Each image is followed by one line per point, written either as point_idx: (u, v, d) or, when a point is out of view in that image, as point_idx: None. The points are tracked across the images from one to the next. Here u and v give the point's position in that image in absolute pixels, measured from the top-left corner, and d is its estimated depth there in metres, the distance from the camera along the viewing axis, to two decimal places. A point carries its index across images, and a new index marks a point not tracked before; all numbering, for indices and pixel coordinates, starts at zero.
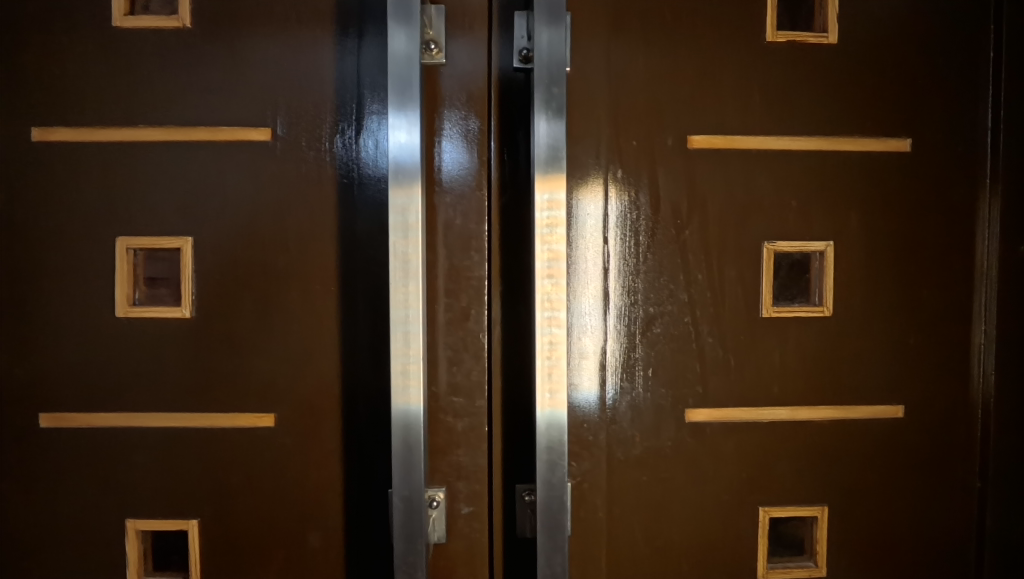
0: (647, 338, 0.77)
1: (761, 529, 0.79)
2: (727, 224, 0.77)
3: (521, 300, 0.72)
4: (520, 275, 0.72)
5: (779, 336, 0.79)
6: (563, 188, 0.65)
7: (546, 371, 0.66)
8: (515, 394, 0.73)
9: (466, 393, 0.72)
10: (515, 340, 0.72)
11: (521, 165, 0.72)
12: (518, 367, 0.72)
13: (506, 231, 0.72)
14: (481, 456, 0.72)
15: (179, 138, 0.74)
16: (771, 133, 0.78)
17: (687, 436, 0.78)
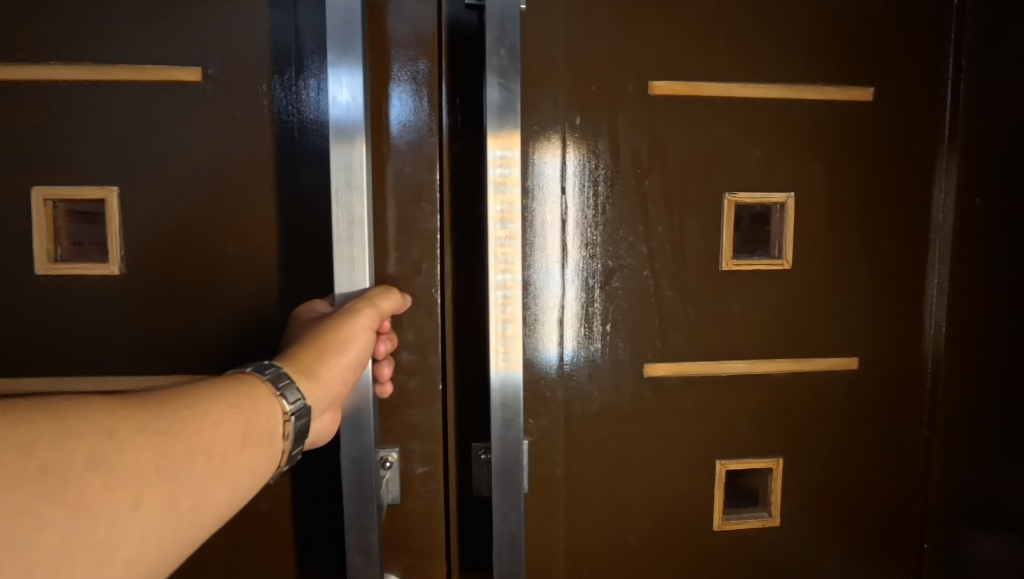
0: (607, 293, 0.75)
1: (717, 481, 0.80)
2: (689, 175, 0.75)
3: (476, 256, 0.70)
4: (475, 229, 0.70)
5: (739, 289, 0.78)
6: (517, 145, 0.62)
7: (501, 332, 0.63)
8: (471, 350, 0.71)
9: (419, 350, 0.69)
10: (470, 295, 0.70)
11: (475, 112, 0.69)
12: (472, 323, 0.70)
13: (459, 181, 0.69)
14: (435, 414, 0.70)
15: (98, 77, 0.68)
16: (735, 80, 0.75)
17: (646, 390, 0.77)
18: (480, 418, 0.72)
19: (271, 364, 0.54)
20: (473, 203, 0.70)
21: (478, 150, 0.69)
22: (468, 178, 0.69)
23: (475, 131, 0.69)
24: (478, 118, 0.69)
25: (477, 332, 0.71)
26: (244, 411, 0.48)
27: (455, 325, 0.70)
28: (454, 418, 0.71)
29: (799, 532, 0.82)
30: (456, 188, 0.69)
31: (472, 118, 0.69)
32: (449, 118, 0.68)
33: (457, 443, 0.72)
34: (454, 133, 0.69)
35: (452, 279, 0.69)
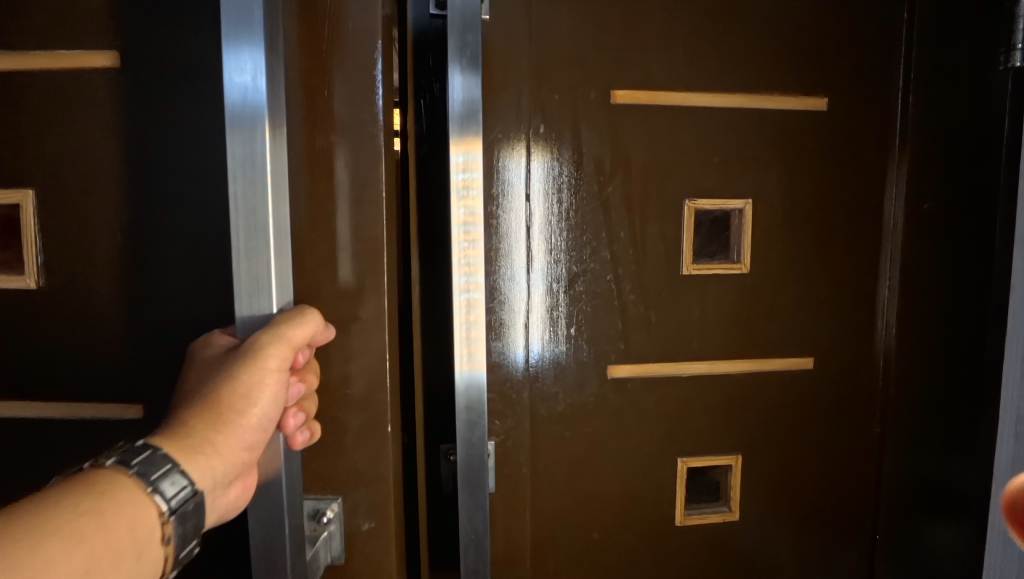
0: (571, 295, 0.77)
1: (680, 477, 0.82)
2: (650, 181, 0.77)
3: (441, 260, 0.71)
4: (439, 233, 0.71)
5: (698, 291, 0.80)
6: (478, 149, 0.63)
7: (464, 334, 0.64)
8: (435, 352, 0.73)
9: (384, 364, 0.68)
10: (437, 299, 0.72)
11: (439, 119, 0.70)
12: (438, 325, 0.72)
13: (424, 187, 0.70)
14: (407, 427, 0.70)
15: (7, 65, 0.63)
16: (694, 89, 0.78)
17: (609, 391, 0.80)
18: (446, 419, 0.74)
19: (144, 447, 0.44)
20: (438, 208, 0.71)
21: (442, 156, 0.70)
22: (433, 183, 0.71)
23: (440, 137, 0.70)
24: (442, 125, 0.70)
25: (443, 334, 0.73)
26: (89, 539, 0.38)
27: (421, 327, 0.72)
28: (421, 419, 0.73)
29: (759, 525, 0.85)
30: (421, 193, 0.70)
31: (436, 125, 0.70)
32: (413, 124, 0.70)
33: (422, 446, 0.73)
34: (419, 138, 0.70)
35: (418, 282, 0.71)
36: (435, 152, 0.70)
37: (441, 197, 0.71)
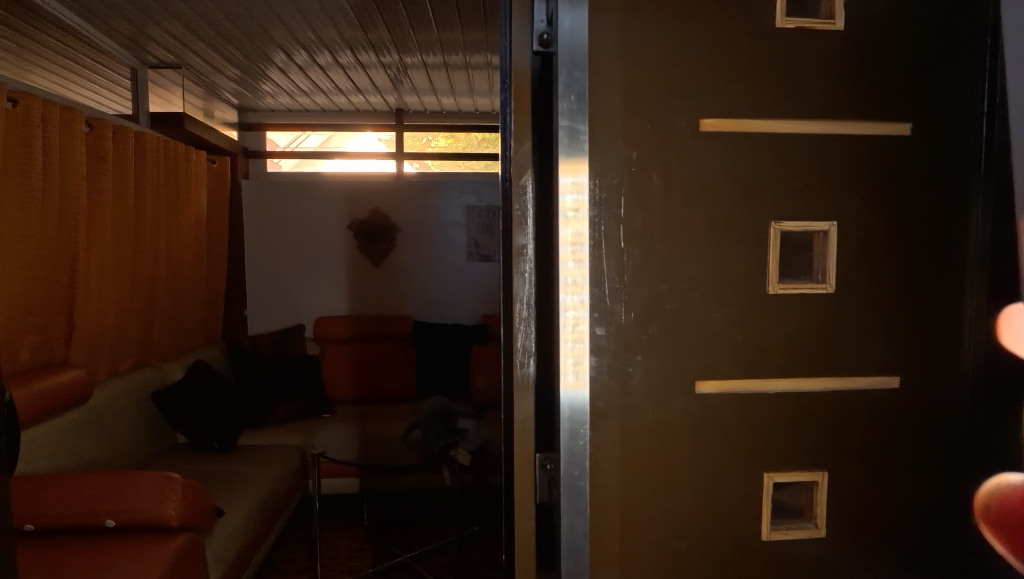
0: (659, 314, 0.81)
1: (764, 493, 0.84)
2: (737, 204, 0.81)
3: (544, 280, 0.78)
4: (543, 253, 0.78)
5: (783, 310, 0.83)
6: (584, 171, 0.75)
7: (570, 346, 0.76)
8: (538, 364, 0.78)
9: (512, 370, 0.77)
10: (542, 316, 0.78)
11: (544, 147, 0.77)
12: (546, 338, 0.78)
13: (535, 206, 0.77)
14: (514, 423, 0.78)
15: None
16: (778, 117, 0.81)
17: (696, 405, 0.82)
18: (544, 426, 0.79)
19: None
20: (544, 230, 0.78)
21: (547, 183, 0.77)
22: (540, 207, 0.77)
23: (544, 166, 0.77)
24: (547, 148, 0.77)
25: (542, 347, 0.78)
26: None
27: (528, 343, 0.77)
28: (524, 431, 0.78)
29: (841, 545, 0.86)
30: (523, 215, 0.77)
31: (540, 154, 0.77)
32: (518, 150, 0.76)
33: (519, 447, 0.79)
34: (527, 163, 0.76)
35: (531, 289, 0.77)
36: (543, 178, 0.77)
37: (544, 220, 0.77)
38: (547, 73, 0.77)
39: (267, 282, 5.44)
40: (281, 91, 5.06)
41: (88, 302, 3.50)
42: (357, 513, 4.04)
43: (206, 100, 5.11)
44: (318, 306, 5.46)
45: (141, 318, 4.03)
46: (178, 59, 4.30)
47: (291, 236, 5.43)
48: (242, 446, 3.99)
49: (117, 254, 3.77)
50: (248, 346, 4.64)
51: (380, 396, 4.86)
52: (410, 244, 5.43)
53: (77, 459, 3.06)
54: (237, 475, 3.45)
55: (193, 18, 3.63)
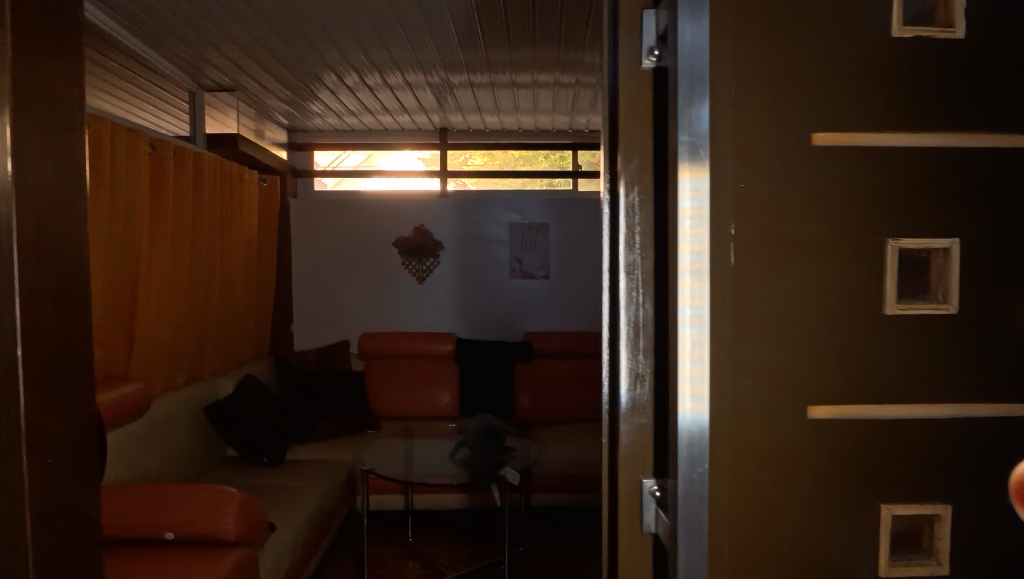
0: (771, 335, 0.77)
1: (881, 525, 0.79)
2: (849, 221, 0.77)
3: (653, 289, 0.82)
4: (653, 262, 0.82)
5: (900, 335, 0.78)
6: (706, 179, 0.76)
7: (688, 364, 0.77)
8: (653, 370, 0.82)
9: (633, 381, 0.82)
10: (648, 323, 0.82)
11: (653, 159, 0.81)
12: (655, 345, 0.82)
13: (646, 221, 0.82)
14: (626, 434, 0.82)
15: None
16: (893, 130, 0.77)
17: (808, 432, 0.78)
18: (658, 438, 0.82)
19: None
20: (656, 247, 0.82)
21: (656, 196, 0.81)
22: (649, 218, 0.82)
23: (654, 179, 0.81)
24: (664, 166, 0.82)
25: (652, 354, 0.82)
26: None
27: (636, 348, 0.82)
28: (642, 444, 0.82)
29: None
30: (631, 230, 0.82)
31: (649, 168, 0.81)
32: (627, 164, 0.81)
33: (633, 461, 0.83)
34: (637, 176, 0.81)
35: (651, 306, 0.82)
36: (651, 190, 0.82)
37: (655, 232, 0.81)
38: (659, 87, 0.82)
39: (311, 298, 5.55)
40: (330, 112, 5.18)
41: (148, 318, 3.61)
42: (400, 529, 4.04)
43: (257, 121, 5.26)
44: (361, 322, 5.52)
45: (193, 332, 4.11)
46: (233, 82, 4.44)
47: (337, 253, 5.52)
48: (289, 460, 4.03)
49: (173, 271, 3.88)
50: (296, 361, 4.73)
51: (421, 413, 4.87)
52: (453, 261, 5.46)
53: (136, 470, 3.13)
54: (287, 489, 3.48)
55: (251, 42, 3.76)
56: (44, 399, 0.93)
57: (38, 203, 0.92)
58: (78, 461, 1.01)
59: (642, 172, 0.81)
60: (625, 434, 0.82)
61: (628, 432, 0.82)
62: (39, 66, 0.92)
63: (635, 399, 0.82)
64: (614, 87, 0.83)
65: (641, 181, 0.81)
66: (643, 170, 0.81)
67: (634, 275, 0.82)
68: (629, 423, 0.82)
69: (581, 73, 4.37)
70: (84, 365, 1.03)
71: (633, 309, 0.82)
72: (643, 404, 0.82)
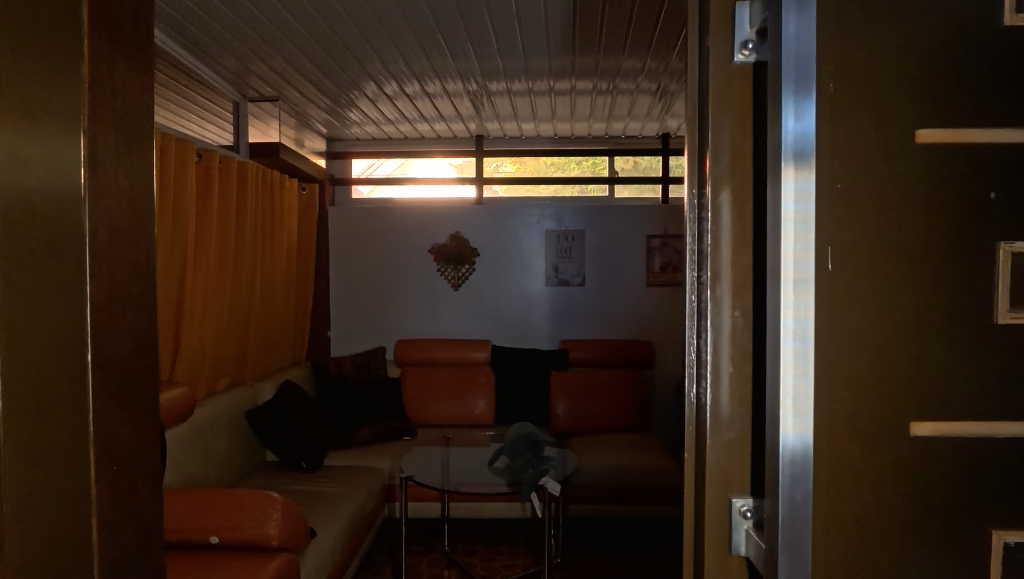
0: (871, 345, 0.73)
1: (994, 555, 0.72)
2: (956, 224, 0.72)
3: (745, 296, 0.78)
4: (744, 268, 0.77)
5: (1014, 348, 0.72)
6: (812, 181, 0.70)
7: (790, 381, 0.71)
8: (740, 382, 0.77)
9: (721, 395, 0.78)
10: (738, 333, 0.77)
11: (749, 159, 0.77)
12: (748, 356, 0.77)
13: (736, 225, 0.78)
14: (713, 450, 0.78)
15: None
16: (1005, 125, 0.71)
17: (911, 449, 0.73)
18: (748, 455, 0.78)
19: None
20: (743, 251, 0.78)
21: (749, 197, 0.77)
22: (741, 223, 0.77)
23: (747, 180, 0.77)
24: (758, 167, 0.77)
25: (744, 366, 0.77)
26: None
27: (727, 360, 0.78)
28: (731, 462, 0.78)
29: None
30: (719, 232, 0.78)
31: (741, 169, 0.77)
32: (717, 165, 0.77)
33: (721, 479, 0.78)
34: (728, 178, 0.77)
35: (741, 314, 0.77)
36: (743, 193, 0.77)
37: (748, 238, 0.77)
38: (755, 82, 0.77)
39: (348, 305, 5.60)
40: (368, 120, 5.23)
41: (194, 324, 3.68)
42: (437, 538, 4.02)
43: (298, 131, 5.34)
44: (397, 329, 5.55)
45: (235, 338, 4.18)
46: (276, 92, 4.52)
47: (374, 260, 5.56)
48: (327, 466, 4.05)
49: (216, 276, 3.95)
50: (334, 367, 4.77)
51: (456, 420, 4.85)
52: (489, 269, 5.45)
53: (180, 473, 3.18)
54: (326, 495, 3.50)
55: (295, 53, 3.82)
56: (113, 406, 0.93)
57: (110, 209, 0.92)
58: (143, 468, 1.00)
59: (733, 174, 0.77)
60: (711, 451, 0.78)
61: (715, 449, 0.78)
62: (113, 74, 0.92)
63: (724, 415, 0.78)
64: (704, 84, 0.80)
65: (731, 182, 0.77)
66: (734, 172, 0.77)
67: (723, 282, 0.78)
68: (717, 439, 0.78)
69: (620, 79, 4.31)
70: (150, 371, 1.03)
71: (722, 318, 0.78)
72: (734, 419, 0.78)
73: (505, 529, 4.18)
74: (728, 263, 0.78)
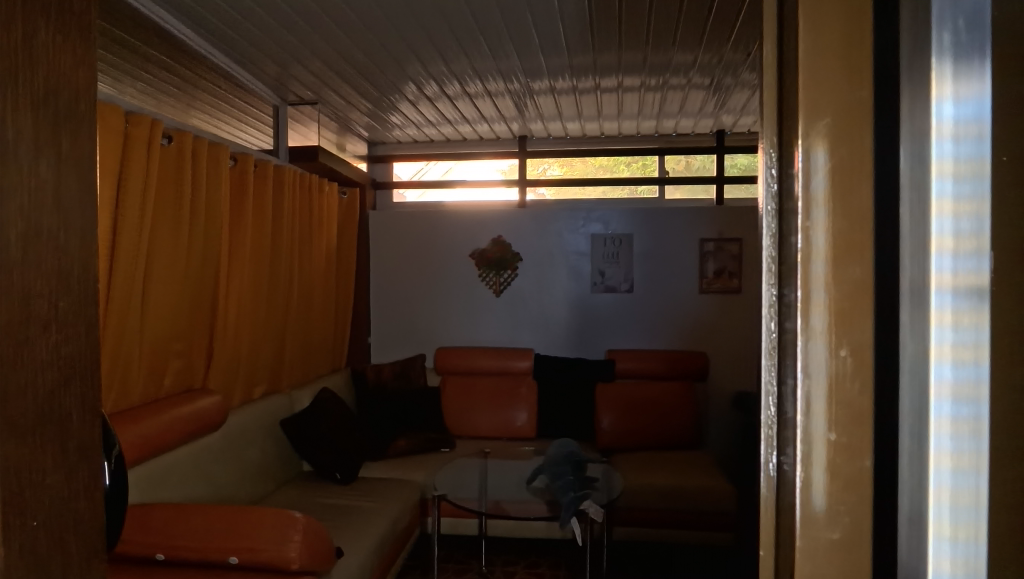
0: None
1: None
2: None
3: (856, 328, 0.54)
4: (854, 287, 0.54)
5: None
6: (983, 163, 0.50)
7: (946, 459, 0.51)
8: (846, 454, 0.54)
9: (815, 471, 0.55)
10: (843, 381, 0.54)
11: (860, 123, 0.53)
12: (861, 416, 0.54)
13: (841, 224, 0.54)
14: (804, 552, 0.54)
15: None
16: None
17: None
18: (860, 565, 0.53)
19: None
20: (850, 261, 0.54)
21: (864, 180, 0.54)
22: (847, 221, 0.54)
23: (857, 158, 0.53)
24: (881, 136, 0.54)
25: (851, 428, 0.54)
26: None
27: (823, 421, 0.54)
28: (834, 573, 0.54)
29: None
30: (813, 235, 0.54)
31: (847, 142, 0.54)
32: (807, 131, 0.54)
33: None
34: (823, 153, 0.54)
35: (850, 354, 0.54)
36: (848, 177, 0.54)
37: (859, 242, 0.54)
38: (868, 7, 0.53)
39: (389, 312, 5.47)
40: (410, 123, 5.09)
41: (228, 332, 3.60)
42: (474, 557, 3.82)
43: (340, 134, 5.28)
44: (437, 336, 5.39)
45: (271, 345, 4.09)
46: (316, 97, 4.43)
47: (415, 265, 5.42)
48: (362, 478, 3.90)
49: (252, 281, 3.88)
50: (373, 376, 4.58)
51: (497, 432, 4.64)
52: (533, 274, 5.23)
53: (210, 485, 3.07)
54: (358, 510, 3.34)
55: (335, 57, 3.70)
56: (29, 447, 0.74)
57: (23, 207, 0.72)
58: (76, 520, 0.82)
59: (834, 146, 0.54)
60: (802, 553, 0.55)
61: (807, 560, 0.54)
62: (34, 41, 0.73)
63: (820, 504, 0.54)
64: (790, 22, 0.56)
65: (832, 160, 0.54)
66: (834, 145, 0.54)
67: (820, 309, 0.54)
68: (810, 540, 0.54)
69: (670, 74, 4.02)
70: (87, 403, 0.85)
71: (819, 360, 0.54)
72: (837, 509, 0.54)
73: (546, 550, 3.95)
74: (828, 280, 0.54)
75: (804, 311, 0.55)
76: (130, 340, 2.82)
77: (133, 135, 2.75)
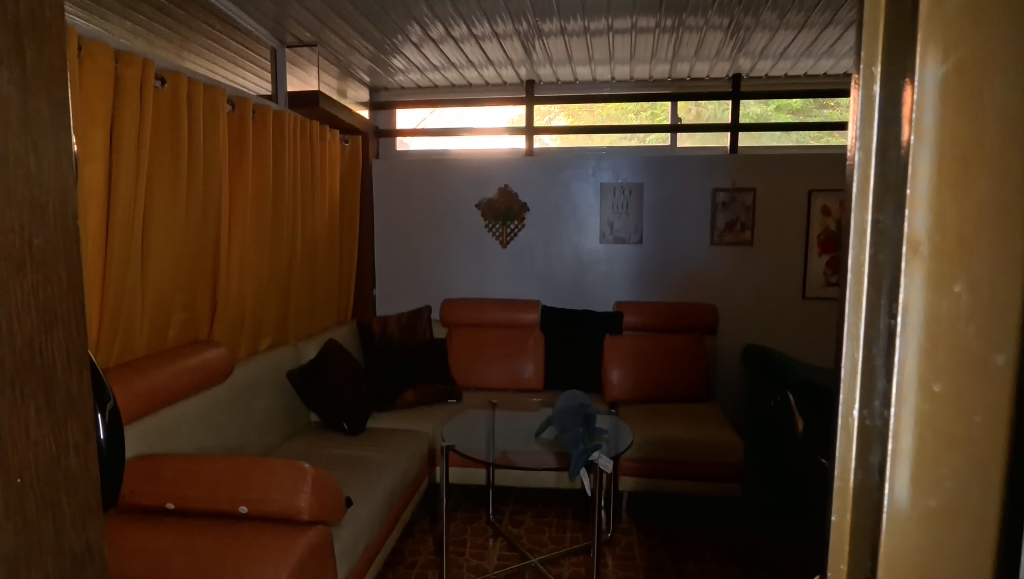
0: None
1: None
2: None
3: (974, 265, 0.45)
4: (980, 215, 0.45)
5: None
6: None
7: None
8: (946, 412, 0.47)
9: (908, 432, 0.48)
10: (951, 326, 0.46)
11: (997, 10, 0.43)
12: (970, 365, 0.46)
13: (967, 139, 0.44)
14: (891, 525, 0.49)
15: None
16: None
17: None
18: (957, 537, 0.47)
19: None
20: (971, 186, 0.45)
21: (996, 83, 0.44)
22: (975, 131, 0.44)
23: (991, 49, 0.43)
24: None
25: (962, 380, 0.46)
26: None
27: (923, 374, 0.47)
28: (925, 548, 0.48)
29: None
30: (928, 160, 0.45)
31: (977, 32, 0.44)
32: (930, 19, 0.44)
33: (905, 567, 0.48)
34: (944, 46, 0.44)
35: (966, 290, 0.45)
36: (976, 77, 0.44)
37: (986, 159, 0.44)
38: None
39: (394, 264, 5.39)
40: (413, 67, 4.89)
41: (230, 284, 3.54)
42: (482, 506, 3.86)
43: (340, 80, 5.10)
44: (443, 288, 5.33)
45: (277, 298, 4.05)
46: (316, 39, 4.24)
47: (420, 216, 5.31)
48: (370, 429, 3.91)
49: (256, 229, 3.79)
50: (379, 330, 4.52)
51: (504, 385, 4.63)
52: (541, 225, 5.12)
53: (219, 436, 3.07)
54: (366, 460, 3.35)
55: None
56: (6, 402, 0.68)
57: None
58: (69, 478, 0.76)
59: (959, 36, 0.44)
60: (889, 524, 0.49)
61: (894, 531, 0.48)
62: None
63: (916, 467, 0.48)
64: None
65: (955, 53, 0.44)
66: (959, 36, 0.44)
67: (928, 239, 0.46)
68: (900, 507, 0.48)
69: (687, 15, 3.81)
70: (73, 353, 0.77)
71: (923, 300, 0.46)
72: (938, 473, 0.47)
73: (553, 499, 4.00)
74: (941, 202, 0.45)
75: (909, 243, 0.47)
76: (133, 292, 2.76)
77: (124, 76, 2.62)
